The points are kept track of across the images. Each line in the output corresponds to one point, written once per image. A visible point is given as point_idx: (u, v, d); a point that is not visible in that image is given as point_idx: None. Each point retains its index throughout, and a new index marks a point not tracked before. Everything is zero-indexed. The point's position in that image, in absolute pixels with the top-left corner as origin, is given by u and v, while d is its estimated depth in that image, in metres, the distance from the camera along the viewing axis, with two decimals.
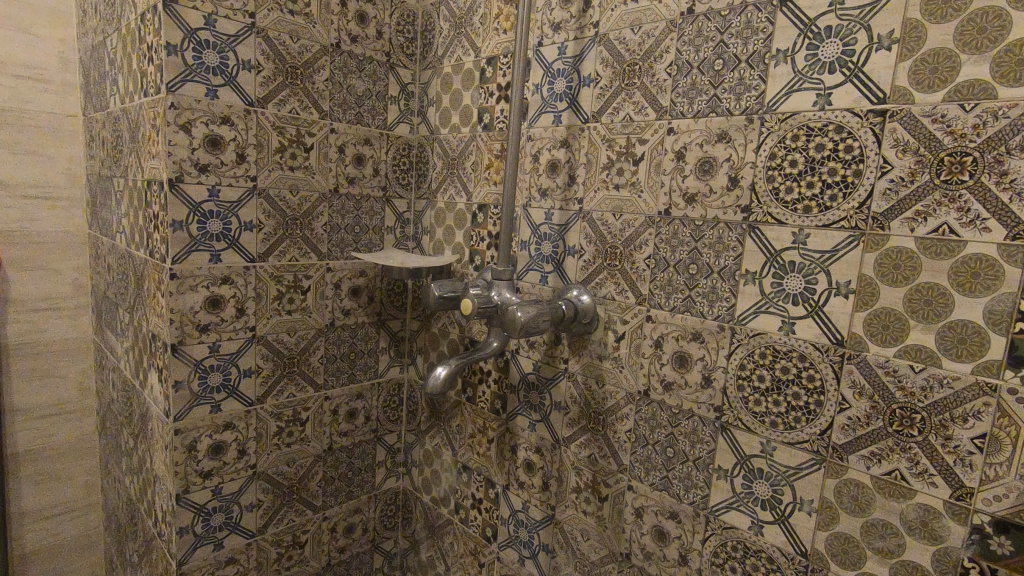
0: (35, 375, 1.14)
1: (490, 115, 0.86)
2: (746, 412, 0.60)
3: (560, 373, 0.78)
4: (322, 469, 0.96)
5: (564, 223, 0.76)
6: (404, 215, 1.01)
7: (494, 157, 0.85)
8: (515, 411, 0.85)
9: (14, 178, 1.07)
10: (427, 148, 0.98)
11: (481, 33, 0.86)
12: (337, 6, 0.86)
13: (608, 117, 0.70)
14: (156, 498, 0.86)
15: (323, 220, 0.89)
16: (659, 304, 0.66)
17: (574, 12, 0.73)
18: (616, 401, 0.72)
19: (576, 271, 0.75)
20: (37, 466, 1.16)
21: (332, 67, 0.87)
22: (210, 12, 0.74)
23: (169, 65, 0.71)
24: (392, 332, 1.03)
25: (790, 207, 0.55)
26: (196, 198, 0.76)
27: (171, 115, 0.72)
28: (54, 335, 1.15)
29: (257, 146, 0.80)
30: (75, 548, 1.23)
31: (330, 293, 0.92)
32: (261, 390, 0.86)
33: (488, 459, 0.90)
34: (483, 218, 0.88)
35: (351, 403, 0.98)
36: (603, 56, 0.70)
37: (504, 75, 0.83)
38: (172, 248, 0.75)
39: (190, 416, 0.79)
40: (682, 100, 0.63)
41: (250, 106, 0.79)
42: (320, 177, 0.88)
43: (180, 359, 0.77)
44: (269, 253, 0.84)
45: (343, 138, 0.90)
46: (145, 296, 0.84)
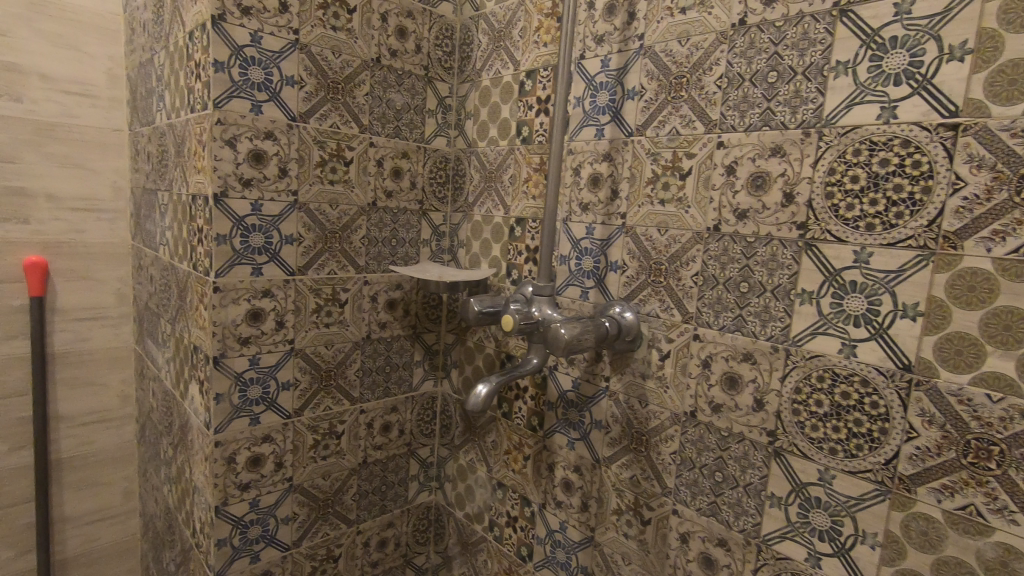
0: (80, 383, 1.17)
1: (529, 128, 0.85)
2: (802, 438, 0.57)
3: (601, 392, 0.76)
4: (357, 483, 0.96)
5: (606, 237, 0.75)
6: (439, 228, 1.00)
7: (533, 171, 0.85)
8: (553, 428, 0.84)
9: (63, 190, 1.10)
10: (464, 161, 0.98)
11: (521, 46, 0.86)
12: (378, 21, 0.87)
13: (653, 131, 0.69)
14: (195, 508, 0.86)
15: (361, 234, 0.90)
16: (707, 323, 0.64)
17: (618, 24, 0.72)
18: (660, 422, 0.70)
19: (619, 286, 0.74)
20: (79, 473, 1.19)
21: (372, 82, 0.87)
22: (256, 29, 0.75)
23: (216, 81, 0.72)
24: (427, 345, 1.02)
25: (851, 225, 0.53)
26: (239, 212, 0.76)
27: (218, 131, 0.73)
28: (98, 344, 1.18)
29: (299, 160, 0.81)
30: (113, 554, 1.25)
31: (367, 307, 0.92)
32: (299, 403, 0.86)
33: (524, 477, 0.89)
34: (520, 232, 0.88)
35: (386, 416, 0.98)
36: (648, 68, 0.69)
37: (544, 88, 0.82)
38: (216, 262, 0.75)
39: (230, 429, 0.80)
40: (732, 113, 0.61)
41: (292, 121, 0.80)
42: (359, 191, 0.89)
43: (221, 372, 0.78)
44: (309, 266, 0.84)
45: (383, 152, 0.91)
46: (187, 308, 0.85)
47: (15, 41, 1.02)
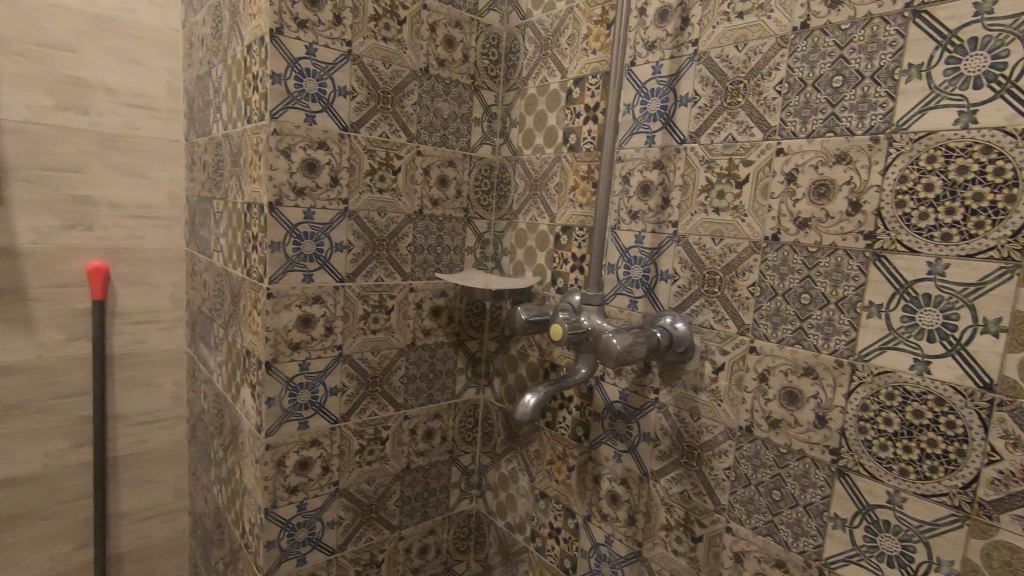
0: (136, 385, 1.21)
1: (576, 135, 0.84)
2: (869, 457, 0.54)
3: (649, 404, 0.75)
4: (400, 489, 0.96)
5: (656, 246, 0.74)
6: (484, 236, 1.01)
7: (581, 179, 0.84)
8: (599, 439, 0.82)
9: (124, 198, 1.15)
10: (509, 169, 0.97)
11: (569, 54, 0.85)
12: (427, 31, 0.88)
13: (708, 137, 0.67)
14: (245, 509, 0.88)
15: (407, 242, 0.90)
16: (765, 335, 0.62)
17: (670, 30, 0.71)
18: (713, 436, 0.68)
19: (669, 296, 0.72)
20: (133, 471, 1.23)
21: (420, 91, 0.88)
22: (312, 42, 0.76)
23: (273, 93, 0.74)
24: (469, 352, 1.02)
25: (924, 235, 0.50)
26: (293, 220, 0.78)
27: (274, 141, 0.75)
28: (153, 346, 1.22)
29: (349, 169, 0.82)
30: (163, 551, 1.29)
31: (412, 313, 0.93)
32: (346, 409, 0.87)
33: (568, 488, 0.88)
34: (566, 240, 0.87)
35: (429, 422, 0.98)
36: (702, 74, 0.68)
37: (593, 95, 0.82)
38: (270, 268, 0.77)
39: (280, 432, 0.81)
40: (793, 119, 0.59)
41: (344, 131, 0.81)
42: (406, 199, 0.89)
43: (273, 376, 0.79)
44: (357, 274, 0.85)
45: (429, 160, 0.91)
46: (241, 313, 0.87)
47: (84, 56, 1.07)
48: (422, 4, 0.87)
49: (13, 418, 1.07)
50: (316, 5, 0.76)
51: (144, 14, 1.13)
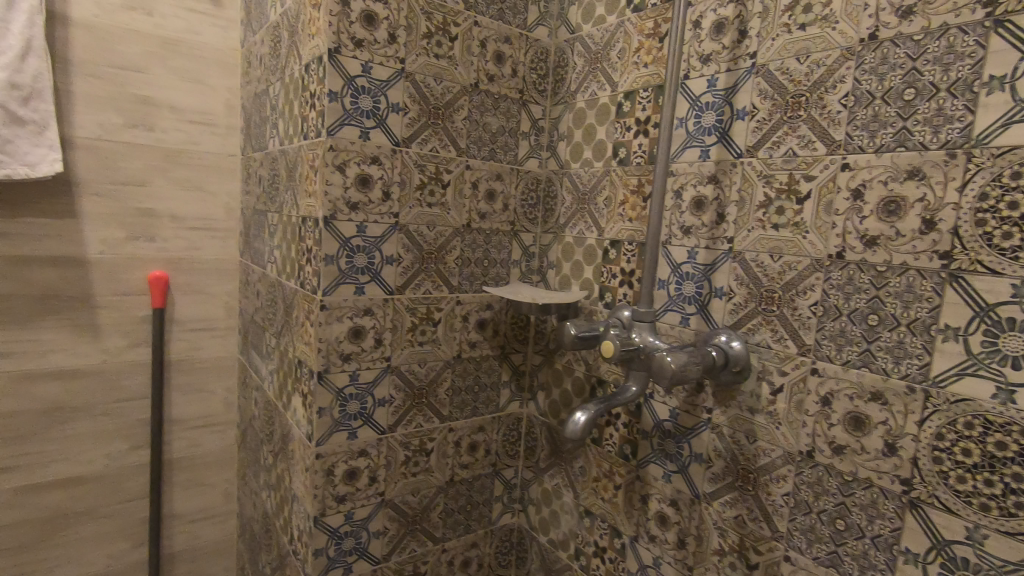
0: (191, 389, 1.26)
1: (626, 149, 0.84)
2: (945, 490, 0.51)
3: (702, 424, 0.73)
4: (444, 501, 0.96)
5: (710, 262, 0.72)
6: (530, 249, 1.00)
7: (631, 193, 0.83)
8: (648, 458, 0.81)
9: (184, 210, 1.20)
10: (555, 182, 0.97)
11: (620, 67, 0.85)
12: (477, 47, 0.89)
13: (767, 152, 0.66)
14: (294, 516, 0.90)
15: (455, 255, 0.91)
16: (828, 357, 0.60)
17: (727, 43, 0.70)
18: (771, 460, 0.65)
19: (724, 314, 0.70)
20: (186, 473, 1.27)
21: (470, 106, 0.89)
22: (367, 60, 0.78)
23: (330, 110, 0.76)
24: (514, 365, 1.02)
25: (1008, 256, 0.47)
26: (346, 233, 0.80)
27: (330, 157, 0.77)
28: (208, 353, 1.27)
29: (401, 184, 0.84)
30: (213, 552, 1.32)
31: (459, 326, 0.93)
32: (392, 420, 0.88)
33: (614, 507, 0.86)
34: (615, 255, 0.86)
35: (473, 435, 0.98)
36: (761, 87, 0.66)
37: (644, 108, 0.81)
38: (323, 281, 0.79)
39: (330, 442, 0.82)
40: (860, 133, 0.57)
41: (396, 146, 0.82)
42: (454, 213, 0.90)
43: (324, 387, 0.81)
44: (406, 286, 0.86)
45: (478, 174, 0.92)
46: (294, 323, 0.89)
47: (150, 76, 1.13)
48: (473, 20, 0.88)
49: (78, 420, 1.13)
50: (372, 24, 0.78)
51: (205, 35, 1.18)
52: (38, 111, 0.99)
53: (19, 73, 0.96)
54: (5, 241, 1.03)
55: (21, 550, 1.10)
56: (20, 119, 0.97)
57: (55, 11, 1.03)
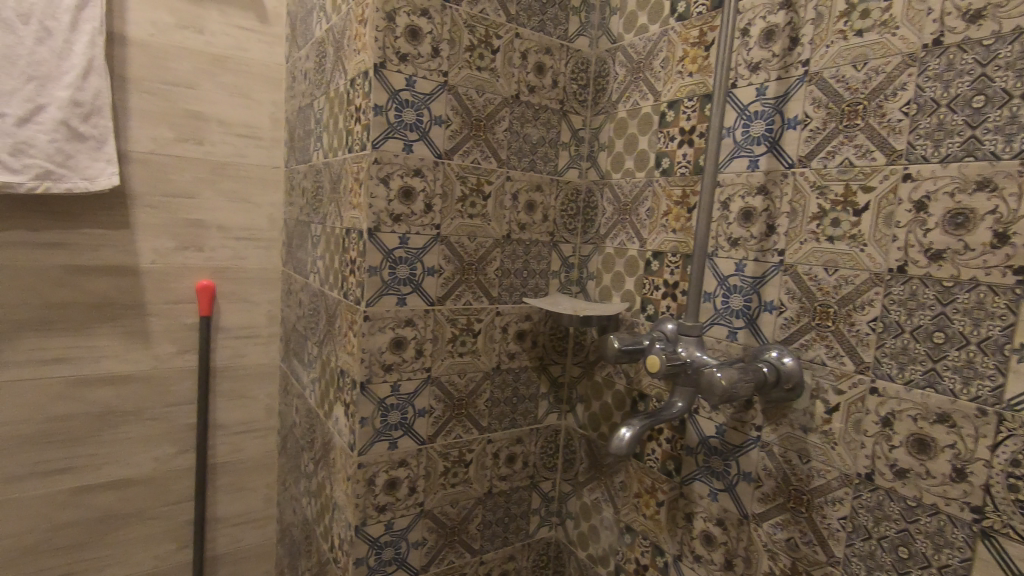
0: (235, 395, 1.29)
1: (670, 159, 0.82)
2: (1022, 520, 0.48)
3: (751, 441, 0.71)
4: (482, 512, 0.96)
5: (759, 275, 0.70)
6: (569, 260, 1.00)
7: (674, 204, 0.81)
8: (693, 475, 0.78)
9: (230, 221, 1.24)
10: (596, 193, 0.96)
11: (663, 76, 0.83)
12: (519, 59, 0.89)
13: (820, 162, 0.64)
14: (335, 524, 0.90)
15: (495, 266, 0.91)
16: (889, 376, 0.57)
17: (778, 50, 0.68)
18: (826, 481, 0.63)
19: (774, 329, 0.68)
20: (229, 477, 1.30)
21: (511, 118, 0.89)
22: (412, 74, 0.79)
23: (375, 124, 0.77)
24: (552, 377, 1.01)
25: None
26: (389, 245, 0.80)
27: (374, 170, 0.78)
28: (251, 360, 1.30)
29: (443, 196, 0.84)
30: (253, 555, 1.35)
31: (498, 337, 0.93)
32: (432, 430, 0.88)
33: (657, 524, 0.84)
34: (658, 266, 0.84)
35: (511, 447, 0.98)
36: (814, 95, 0.64)
37: (688, 118, 0.79)
38: (367, 292, 0.80)
39: (372, 452, 0.83)
40: (923, 142, 0.55)
41: (439, 158, 0.83)
42: (495, 224, 0.90)
43: (367, 397, 0.82)
44: (447, 297, 0.87)
45: (518, 185, 0.92)
46: (336, 333, 0.90)
47: (201, 92, 1.17)
48: (515, 33, 0.88)
49: (129, 423, 1.17)
50: (417, 39, 0.79)
51: (253, 51, 1.22)
52: (97, 127, 1.03)
53: (81, 91, 1.01)
54: (66, 251, 1.08)
55: (75, 548, 1.14)
56: (81, 135, 1.01)
57: (114, 31, 1.08)
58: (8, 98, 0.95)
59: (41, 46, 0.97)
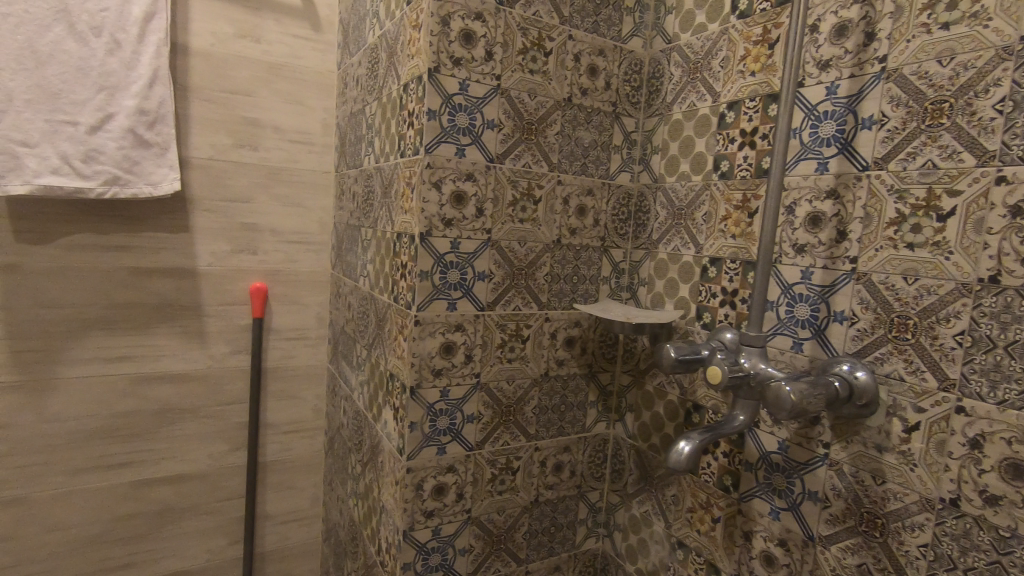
0: (284, 395, 1.31)
1: (729, 162, 0.79)
2: None
3: (817, 459, 0.67)
4: (528, 521, 0.94)
5: (828, 283, 0.66)
6: (620, 265, 0.98)
7: (734, 209, 0.78)
8: (752, 492, 0.75)
9: (283, 225, 1.26)
10: (648, 197, 0.94)
11: (722, 76, 0.80)
12: (572, 61, 0.88)
13: (899, 164, 0.60)
14: (383, 528, 0.91)
15: (545, 271, 0.90)
16: (978, 395, 0.53)
17: (851, 47, 0.64)
18: (904, 505, 0.59)
19: (845, 340, 0.64)
20: (278, 476, 1.33)
21: (563, 121, 0.88)
22: (465, 78, 0.79)
23: (429, 128, 0.77)
24: (601, 385, 0.99)
25: None
26: (440, 249, 0.80)
27: (427, 174, 0.78)
28: (300, 360, 1.32)
29: (494, 200, 0.83)
30: (300, 553, 1.38)
31: (547, 343, 0.92)
32: (480, 436, 0.87)
33: (712, 542, 0.81)
34: (715, 273, 0.81)
35: (559, 455, 0.96)
36: (892, 93, 0.60)
37: (750, 119, 0.76)
38: (418, 296, 0.80)
39: (420, 457, 0.83)
40: (1020, 141, 0.50)
41: (490, 163, 0.82)
42: (545, 229, 0.89)
43: (417, 402, 0.82)
44: (497, 303, 0.86)
45: (570, 189, 0.91)
46: (386, 337, 0.91)
47: (257, 99, 1.20)
48: (568, 34, 0.87)
49: (186, 421, 1.21)
50: (470, 42, 0.79)
51: (307, 59, 1.25)
52: (161, 134, 1.07)
53: (147, 100, 1.05)
54: (130, 253, 1.12)
55: (134, 540, 1.19)
56: (146, 142, 1.06)
57: (178, 42, 1.12)
58: (81, 107, 0.99)
59: (111, 57, 1.01)
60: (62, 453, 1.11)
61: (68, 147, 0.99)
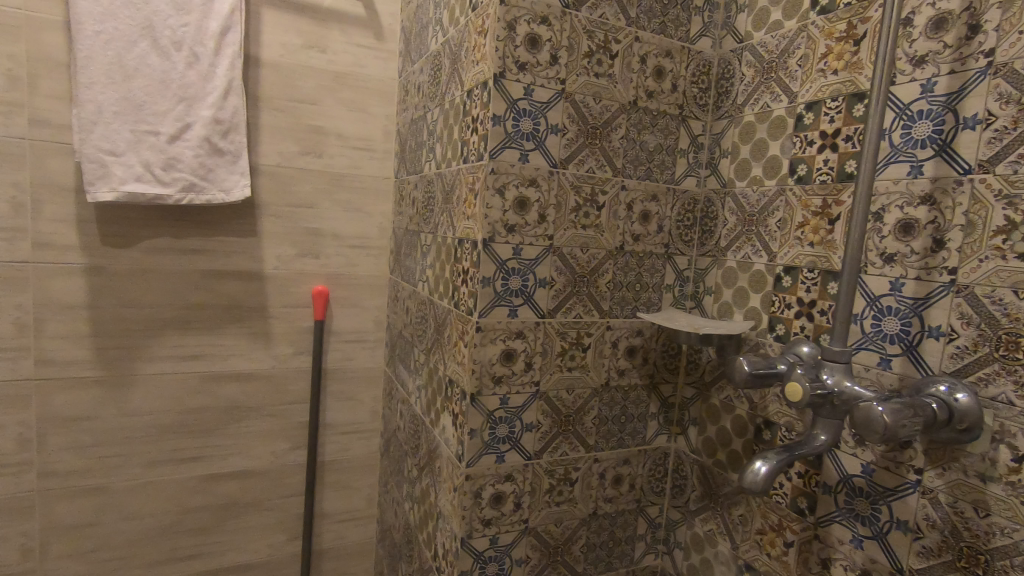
0: (343, 397, 1.34)
1: (808, 166, 0.74)
2: None
3: (908, 486, 0.62)
4: (586, 535, 0.92)
5: (922, 295, 0.61)
6: (684, 273, 0.94)
7: (812, 215, 0.74)
8: (831, 517, 0.70)
9: (344, 230, 1.29)
10: (716, 202, 0.90)
11: (800, 76, 0.76)
12: (638, 63, 0.86)
13: (1008, 167, 0.54)
14: (440, 533, 0.91)
15: (607, 279, 0.88)
16: None
17: (952, 41, 0.59)
18: (1013, 542, 0.53)
19: (942, 358, 0.60)
20: (336, 475, 1.36)
21: (628, 125, 0.86)
22: (530, 83, 0.78)
23: (493, 134, 0.77)
24: (662, 397, 0.96)
25: None
26: (503, 256, 0.80)
27: (491, 180, 0.78)
28: (358, 363, 1.35)
29: (557, 206, 0.82)
30: (354, 552, 1.40)
31: (608, 352, 0.90)
32: (539, 446, 0.86)
33: (785, 567, 0.76)
34: (790, 282, 0.77)
35: (618, 468, 0.93)
36: (1000, 89, 0.55)
37: (831, 120, 0.71)
38: (480, 302, 0.79)
39: (479, 464, 0.82)
40: None
41: (554, 168, 0.81)
42: (608, 236, 0.87)
43: (477, 409, 0.81)
44: (558, 310, 0.84)
45: (633, 195, 0.88)
46: (446, 342, 0.91)
47: (322, 107, 1.24)
48: (634, 36, 0.85)
49: (251, 419, 1.25)
50: (536, 47, 0.78)
51: (369, 67, 1.27)
52: (234, 143, 1.12)
53: (221, 110, 1.09)
54: (204, 256, 1.17)
55: (201, 531, 1.24)
56: (221, 150, 1.10)
57: (250, 54, 1.16)
58: (162, 118, 1.05)
59: (189, 69, 1.06)
60: (138, 446, 1.17)
61: (150, 155, 1.04)
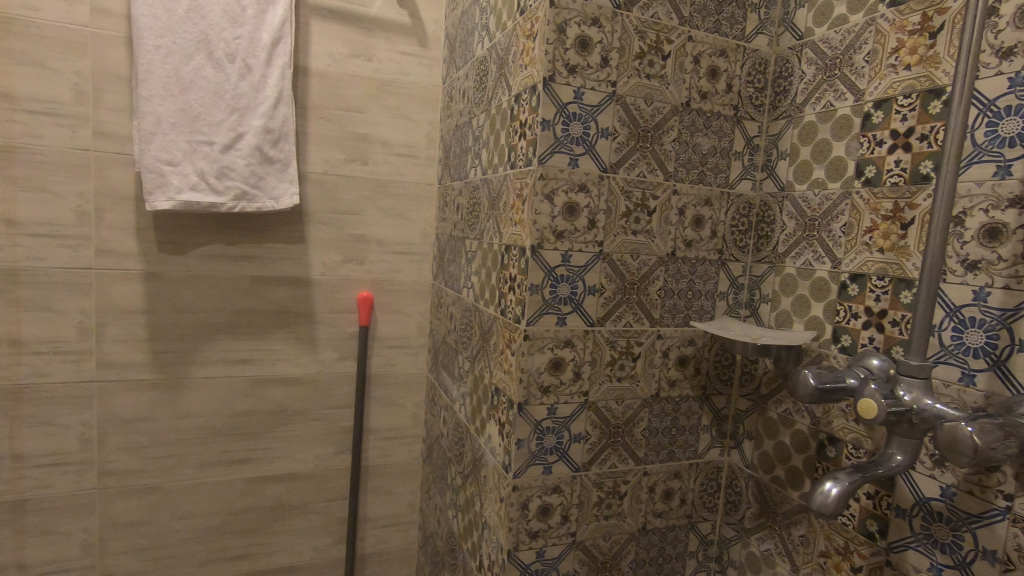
0: (386, 402, 1.35)
1: (877, 167, 0.70)
2: None
3: (995, 512, 0.57)
4: (634, 551, 0.89)
5: (1011, 306, 0.57)
6: (739, 280, 0.91)
7: (882, 220, 0.69)
8: (906, 542, 0.66)
9: (388, 236, 1.30)
10: (773, 207, 0.86)
11: (868, 72, 0.72)
12: (690, 63, 0.83)
13: None
14: (485, 544, 0.89)
15: (658, 286, 0.85)
16: None
17: None
18: None
19: None
20: (379, 480, 1.36)
21: (680, 127, 0.83)
22: (580, 86, 0.76)
23: (542, 138, 0.76)
24: (715, 408, 0.92)
25: None
26: (552, 262, 0.78)
27: (540, 185, 0.76)
28: (401, 368, 1.35)
29: (607, 212, 0.80)
30: (395, 558, 1.40)
31: (658, 362, 0.87)
32: (588, 457, 0.84)
33: None
34: (857, 291, 0.72)
35: (669, 481, 0.90)
36: None
37: (903, 118, 0.67)
38: (528, 310, 0.78)
39: (527, 475, 0.80)
40: None
41: (604, 172, 0.79)
42: (659, 241, 0.84)
43: (525, 418, 0.79)
44: (607, 318, 0.82)
45: (685, 199, 0.85)
46: (492, 349, 0.90)
47: (367, 115, 1.25)
48: (687, 35, 0.82)
49: (297, 422, 1.27)
50: (587, 49, 0.76)
51: (414, 74, 1.28)
52: (284, 151, 1.14)
53: (272, 119, 1.12)
54: (254, 263, 1.20)
55: (249, 533, 1.26)
56: (271, 159, 1.12)
57: (299, 64, 1.19)
58: (216, 128, 1.07)
59: (242, 80, 1.09)
60: (190, 447, 1.20)
61: (204, 165, 1.07)
